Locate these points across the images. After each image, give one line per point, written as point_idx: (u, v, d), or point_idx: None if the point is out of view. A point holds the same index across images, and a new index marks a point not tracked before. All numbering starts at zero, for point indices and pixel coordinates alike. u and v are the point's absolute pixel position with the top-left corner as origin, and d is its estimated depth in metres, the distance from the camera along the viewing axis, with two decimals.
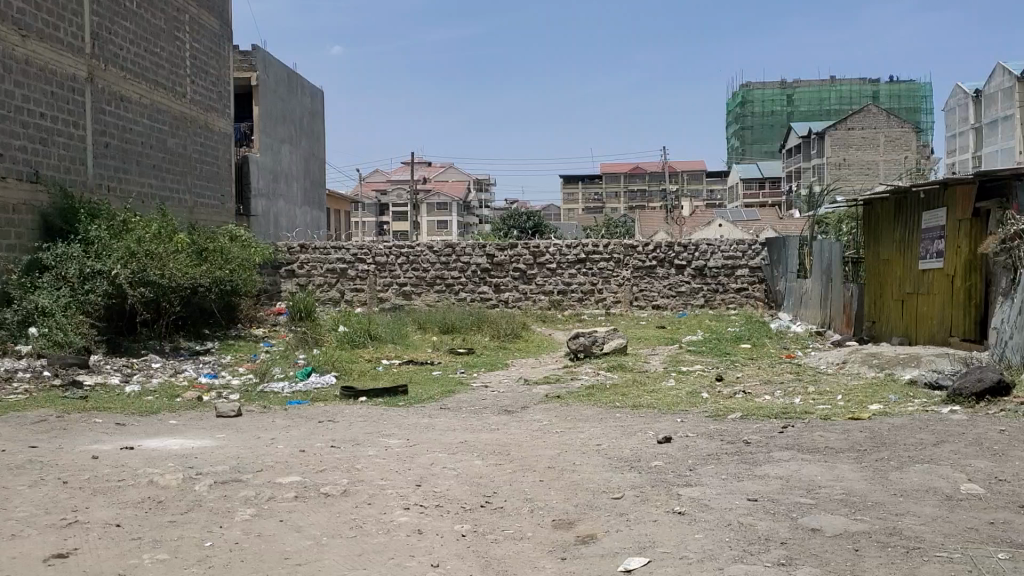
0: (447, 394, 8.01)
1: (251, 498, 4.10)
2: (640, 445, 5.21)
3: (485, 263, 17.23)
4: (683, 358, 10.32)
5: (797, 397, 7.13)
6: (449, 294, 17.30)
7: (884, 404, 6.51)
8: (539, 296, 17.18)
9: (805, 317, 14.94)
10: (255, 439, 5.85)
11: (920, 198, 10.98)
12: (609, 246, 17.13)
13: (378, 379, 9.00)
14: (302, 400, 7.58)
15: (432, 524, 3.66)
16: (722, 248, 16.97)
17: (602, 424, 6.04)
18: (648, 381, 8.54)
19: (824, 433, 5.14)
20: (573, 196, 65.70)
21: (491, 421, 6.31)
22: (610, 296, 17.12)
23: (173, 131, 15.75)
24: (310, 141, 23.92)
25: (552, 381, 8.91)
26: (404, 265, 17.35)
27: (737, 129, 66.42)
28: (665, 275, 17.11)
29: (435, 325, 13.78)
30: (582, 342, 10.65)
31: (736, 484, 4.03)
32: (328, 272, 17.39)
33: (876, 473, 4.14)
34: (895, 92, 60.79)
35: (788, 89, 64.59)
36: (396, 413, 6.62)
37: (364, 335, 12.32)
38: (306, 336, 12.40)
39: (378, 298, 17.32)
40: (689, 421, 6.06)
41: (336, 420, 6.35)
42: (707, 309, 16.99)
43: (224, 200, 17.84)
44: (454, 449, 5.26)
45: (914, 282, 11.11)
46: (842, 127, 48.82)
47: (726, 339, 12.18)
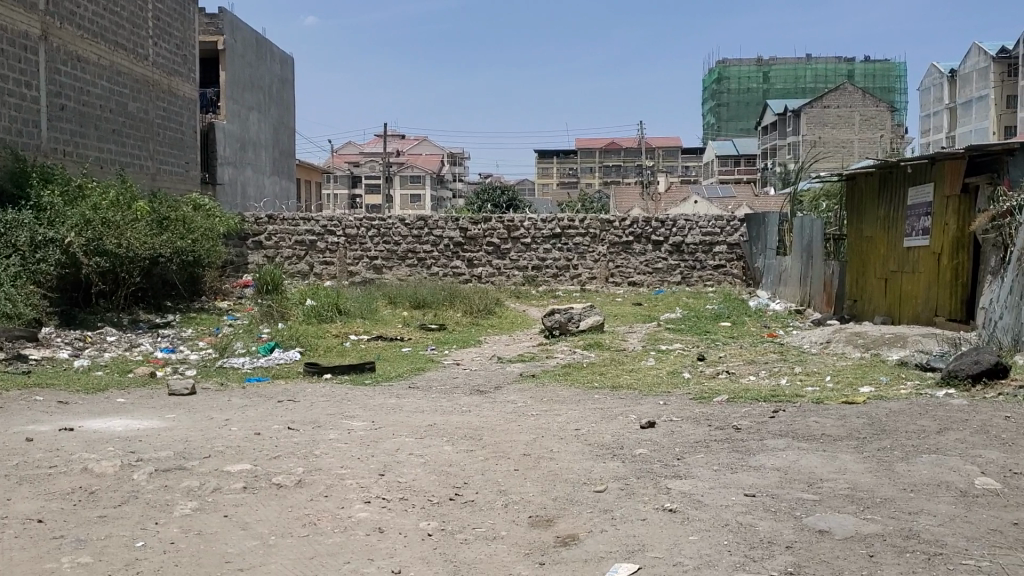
0: (417, 373, 7.62)
1: (195, 489, 3.70)
2: (622, 430, 4.85)
3: (458, 238, 16.79)
4: (662, 336, 9.99)
5: (785, 378, 6.81)
6: (420, 268, 16.86)
7: (876, 387, 6.20)
8: (513, 271, 16.81)
9: (784, 295, 14.67)
10: (207, 420, 5.43)
11: (906, 173, 10.68)
12: (585, 220, 16.75)
13: (345, 356, 8.58)
14: (262, 378, 7.15)
15: (395, 521, 3.28)
16: (700, 224, 16.64)
17: (580, 406, 5.68)
18: (627, 360, 8.19)
19: (819, 418, 4.80)
20: (547, 170, 65.21)
21: (463, 402, 5.93)
22: (585, 272, 16.77)
23: (134, 95, 15.12)
24: (279, 109, 23.26)
25: (527, 359, 8.54)
26: (375, 238, 16.87)
27: (713, 106, 66.11)
28: (642, 251, 16.77)
29: (406, 300, 13.36)
30: (558, 318, 10.28)
31: (730, 477, 3.68)
32: (297, 245, 16.88)
33: (881, 465, 3.81)
34: (871, 71, 60.77)
35: (764, 66, 64.36)
36: (362, 392, 6.21)
37: (332, 310, 11.87)
38: (271, 309, 11.93)
39: (348, 272, 16.87)
40: (673, 404, 5.71)
41: (296, 400, 5.93)
42: (684, 286, 16.68)
43: (189, 168, 17.24)
44: (423, 433, 4.88)
45: (898, 260, 10.84)
46: (819, 105, 48.66)
47: (705, 316, 11.87)
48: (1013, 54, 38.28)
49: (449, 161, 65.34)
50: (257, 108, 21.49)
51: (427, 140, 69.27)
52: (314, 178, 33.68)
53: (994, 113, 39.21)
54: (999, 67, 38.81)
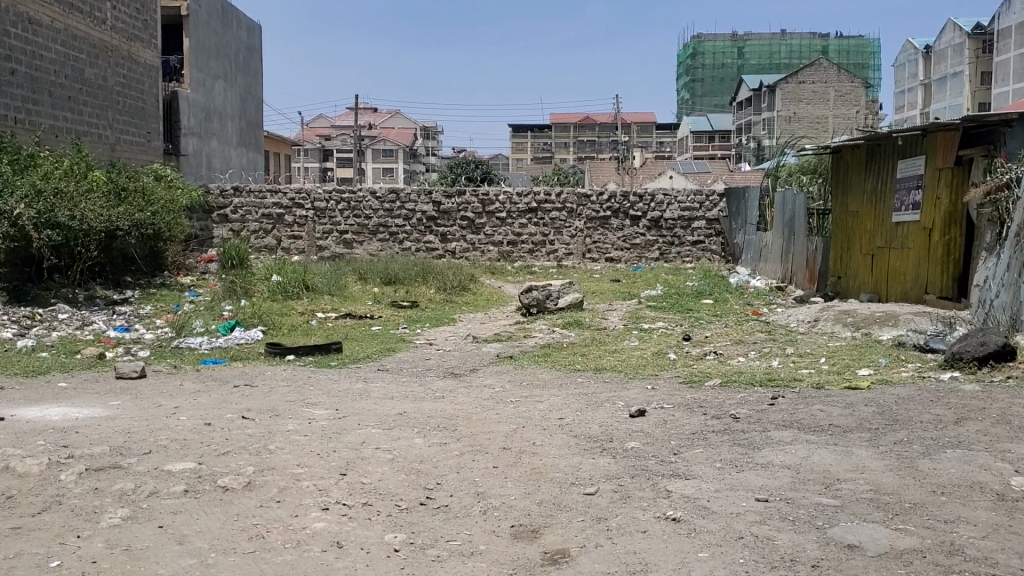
0: (387, 353, 7.16)
1: (128, 493, 3.23)
2: (609, 419, 4.43)
3: (431, 211, 16.28)
4: (644, 314, 9.59)
5: (778, 360, 6.43)
6: (392, 243, 16.36)
7: (875, 369, 5.83)
8: (488, 246, 16.35)
9: (764, 271, 14.34)
10: (155, 408, 4.94)
11: (896, 145, 10.32)
12: (562, 194, 16.28)
13: (311, 336, 8.09)
14: (220, 359, 6.67)
15: (356, 534, 2.84)
16: (679, 198, 16.21)
17: (563, 391, 5.25)
18: (609, 340, 7.79)
19: (824, 406, 4.40)
20: (521, 145, 64.58)
21: (435, 386, 5.49)
22: (562, 247, 16.36)
23: (91, 60, 14.42)
24: (246, 78, 22.50)
25: (504, 339, 8.10)
26: (345, 211, 16.34)
27: (687, 81, 65.68)
28: (619, 226, 16.33)
29: (376, 276, 12.87)
30: (535, 296, 9.85)
31: (736, 477, 3.27)
32: (264, 218, 16.32)
33: (902, 462, 3.42)
34: (845, 47, 60.62)
35: (739, 41, 64.01)
36: (326, 376, 5.75)
37: (299, 287, 11.36)
38: (234, 285, 11.40)
39: (317, 247, 16.36)
40: (662, 389, 5.31)
41: (254, 385, 5.46)
42: (662, 262, 16.30)
43: (150, 138, 16.56)
44: (392, 424, 4.43)
45: (886, 235, 10.50)
46: (793, 80, 48.37)
47: (687, 293, 11.50)
48: (987, 31, 38.15)
49: (421, 135, 64.50)
50: (223, 77, 20.74)
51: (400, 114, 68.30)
52: (283, 151, 32.92)
53: (968, 90, 39.11)
54: (974, 43, 38.67)
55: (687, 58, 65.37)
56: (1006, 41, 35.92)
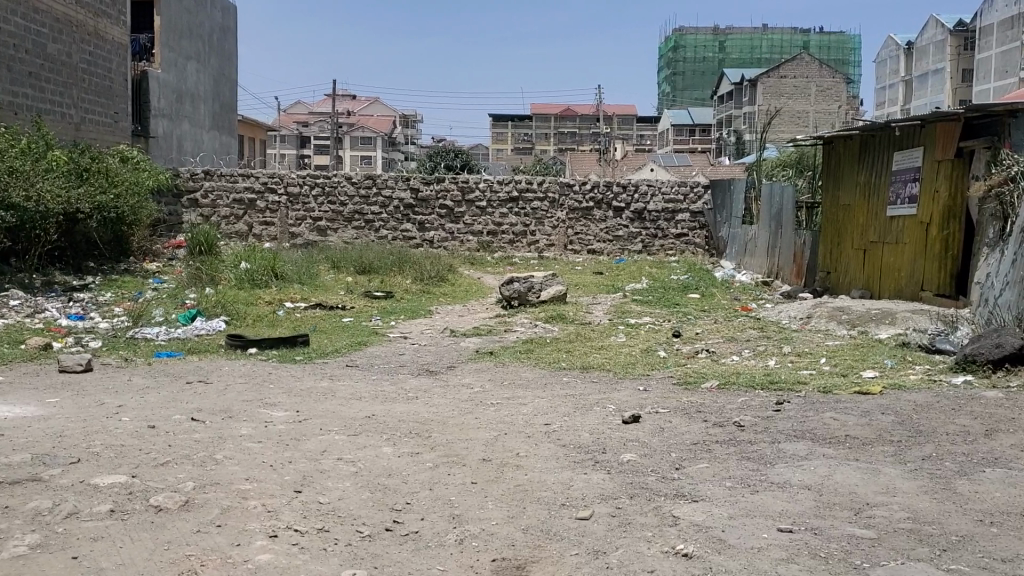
0: (358, 348, 6.70)
1: (43, 513, 2.75)
2: (600, 426, 3.99)
3: (409, 199, 15.79)
4: (630, 308, 9.17)
5: (776, 360, 6.03)
6: (368, 231, 15.87)
7: (881, 371, 5.43)
8: (467, 236, 15.88)
9: (750, 265, 13.96)
10: (95, 407, 4.44)
11: (891, 136, 9.95)
12: (544, 183, 15.82)
13: (276, 327, 7.61)
14: (177, 352, 6.17)
15: (308, 570, 2.38)
16: (663, 190, 15.79)
17: (548, 393, 4.82)
18: (594, 335, 7.35)
19: (837, 414, 3.99)
20: (501, 136, 64.01)
21: (409, 385, 5.03)
22: (543, 238, 15.92)
23: (53, 35, 13.78)
24: (220, 60, 21.84)
25: (483, 333, 7.65)
26: (319, 198, 15.82)
27: (669, 74, 65.32)
28: (602, 217, 15.90)
29: (350, 264, 12.36)
30: (516, 288, 9.41)
31: (751, 500, 2.85)
32: (235, 204, 15.76)
33: (937, 483, 3.01)
34: (825, 43, 60.58)
35: (720, 36, 63.82)
36: (290, 372, 5.27)
37: (269, 276, 10.86)
38: (200, 272, 10.87)
39: (290, 234, 15.84)
40: (656, 391, 4.88)
41: (209, 382, 4.98)
42: (645, 255, 15.88)
43: (118, 118, 15.91)
44: (358, 430, 3.97)
45: (880, 230, 10.13)
46: (775, 75, 48.16)
47: (673, 287, 11.09)
48: (969, 27, 37.97)
49: (400, 124, 63.78)
50: (196, 57, 20.09)
51: (379, 102, 67.48)
52: (258, 137, 32.24)
53: (949, 87, 38.98)
54: (955, 40, 38.52)
55: (669, 52, 65.01)
56: (988, 38, 35.85)
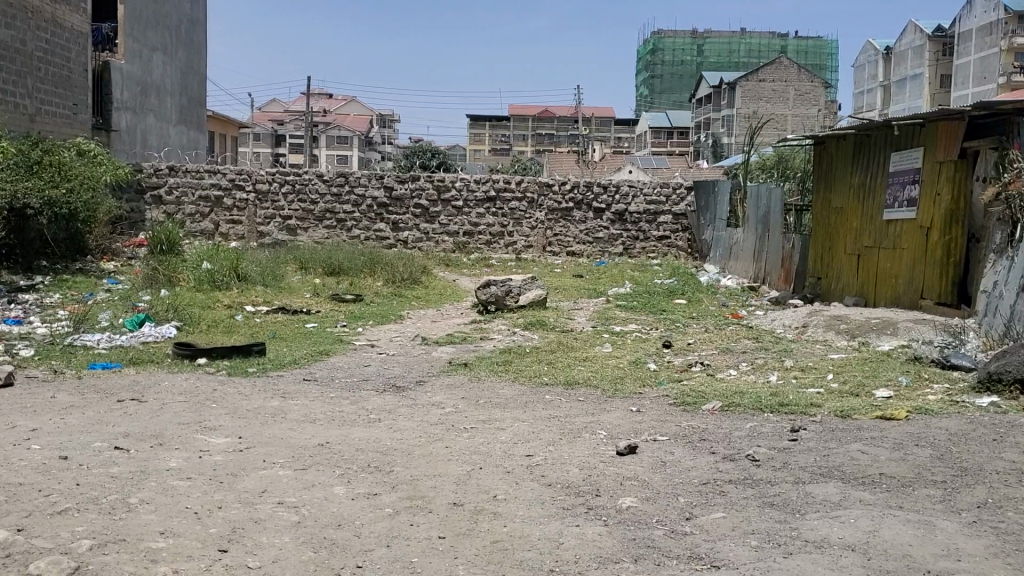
0: (319, 358, 6.10)
1: None
2: (591, 458, 3.43)
3: (382, 197, 15.18)
4: (613, 314, 8.63)
5: (778, 375, 5.50)
6: (340, 231, 15.25)
7: (897, 391, 4.91)
8: (442, 236, 15.29)
9: (735, 269, 13.47)
10: (6, 430, 3.83)
11: (888, 136, 9.48)
12: (522, 183, 15.26)
13: (232, 335, 6.99)
14: (115, 363, 5.54)
15: None
16: (645, 190, 15.28)
17: (530, 415, 4.26)
18: (577, 345, 6.80)
19: (864, 446, 3.45)
20: (478, 136, 63.35)
21: (371, 404, 4.44)
22: (521, 239, 15.36)
23: (6, 20, 13.04)
24: (188, 51, 21.09)
25: (457, 341, 7.07)
26: (289, 195, 15.19)
27: (647, 76, 64.96)
28: (582, 218, 15.36)
29: (319, 265, 11.74)
30: (493, 292, 8.84)
31: (785, 567, 2.29)
32: (200, 201, 15.09)
33: (1007, 543, 2.46)
34: (803, 47, 60.51)
35: (699, 39, 63.60)
36: (239, 388, 4.66)
37: (231, 277, 10.24)
38: (157, 273, 10.21)
39: (258, 233, 15.19)
40: (651, 413, 4.32)
41: (143, 400, 4.36)
42: (626, 258, 15.36)
43: (77, 110, 15.16)
44: (307, 464, 3.39)
45: (876, 234, 9.67)
46: (754, 78, 47.89)
47: (658, 292, 10.56)
48: (948, 33, 37.80)
49: (377, 123, 63.03)
50: (162, 49, 19.34)
51: (355, 101, 66.65)
52: (229, 133, 31.44)
53: (927, 91, 38.66)
54: (934, 45, 38.33)
55: (647, 54, 64.65)
56: (967, 44, 35.66)
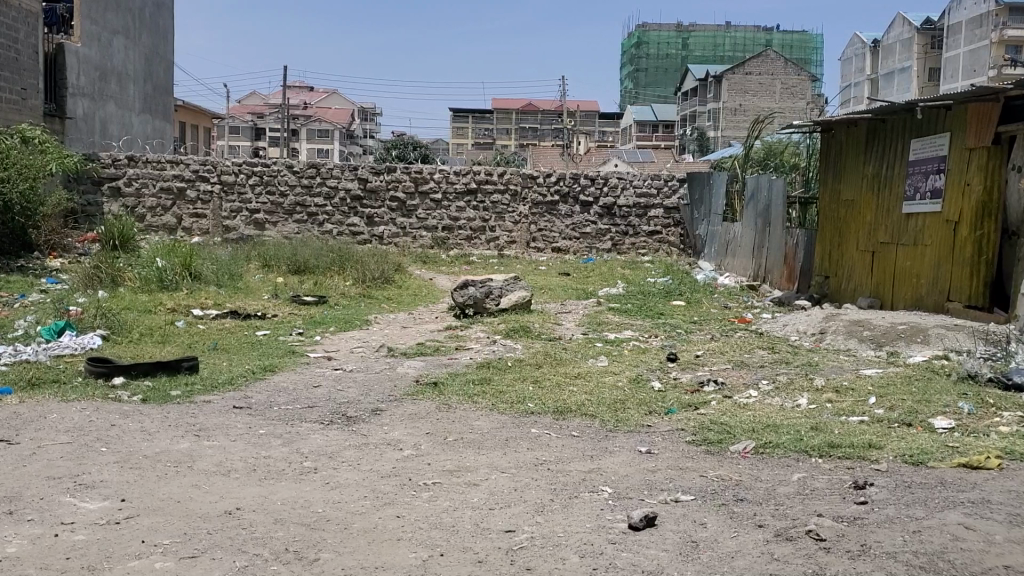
0: (262, 376, 5.11)
1: None
2: (595, 537, 2.50)
3: (356, 190, 14.19)
4: (606, 319, 7.69)
5: (808, 400, 4.59)
6: (311, 225, 14.26)
7: (962, 422, 3.99)
8: (419, 232, 14.30)
9: (732, 267, 12.56)
10: None
11: (909, 121, 8.59)
12: (505, 174, 14.29)
13: (164, 346, 5.99)
14: (8, 386, 4.54)
15: None
16: (634, 182, 14.31)
17: (510, 460, 3.32)
18: (569, 358, 5.86)
19: (966, 519, 2.53)
20: (461, 130, 62.21)
21: (313, 446, 3.49)
22: (503, 234, 14.39)
23: None
24: (153, 37, 19.97)
25: (428, 353, 6.10)
26: (256, 187, 14.17)
27: (631, 70, 63.99)
28: (568, 213, 14.39)
29: (282, 264, 10.76)
30: (471, 294, 7.89)
31: None
32: (162, 193, 14.07)
33: None
34: (788, 42, 59.86)
35: (683, 33, 62.91)
36: (143, 423, 3.68)
37: (182, 277, 9.24)
38: (100, 272, 9.19)
39: (223, 227, 14.19)
40: (668, 458, 3.40)
41: (13, 443, 3.37)
42: (615, 255, 14.40)
43: (26, 95, 13.99)
44: (203, 547, 2.44)
45: (893, 229, 8.80)
46: (740, 71, 47.09)
47: (655, 292, 9.65)
48: (937, 26, 36.82)
49: (359, 116, 61.79)
50: (124, 33, 18.22)
51: (335, 94, 65.33)
52: (203, 124, 30.26)
53: (916, 85, 37.81)
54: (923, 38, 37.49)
55: (632, 47, 63.71)
56: (956, 37, 34.85)
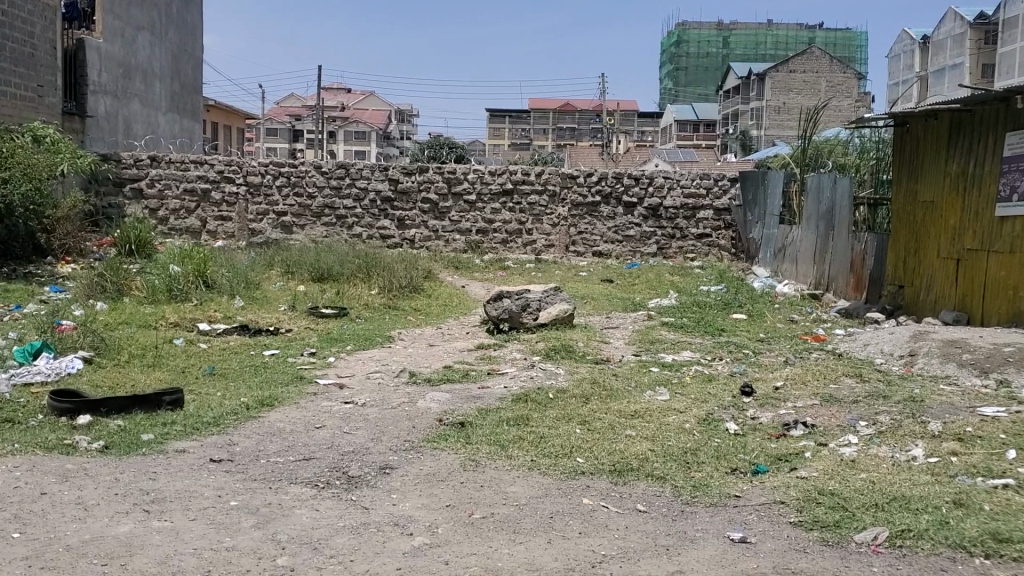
0: (258, 412, 4.30)
1: None
2: None
3: (387, 191, 13.40)
4: (660, 337, 6.77)
5: (927, 454, 3.67)
6: (340, 229, 13.49)
7: None
8: (452, 235, 13.49)
9: (791, 274, 11.57)
10: None
11: (1003, 111, 7.57)
12: (543, 174, 13.38)
13: (152, 372, 5.19)
14: None
15: None
16: (681, 182, 13.31)
17: (557, 557, 2.46)
18: (622, 389, 4.97)
19: None
20: (498, 131, 61.38)
21: (296, 528, 2.64)
22: (541, 238, 13.50)
23: None
24: (181, 34, 19.33)
25: (456, 380, 5.23)
26: (284, 189, 13.44)
27: (671, 69, 62.76)
28: (610, 214, 13.44)
29: (304, 271, 9.99)
30: (506, 306, 7.04)
31: None
32: (185, 195, 13.42)
33: None
34: (832, 40, 58.36)
35: (724, 31, 61.60)
36: (85, 492, 2.85)
37: (192, 287, 8.50)
38: (106, 281, 8.44)
39: (249, 231, 13.48)
40: (771, 555, 2.51)
41: None
42: (660, 259, 13.42)
43: (43, 92, 13.36)
44: None
45: (984, 234, 7.80)
46: (784, 69, 45.72)
47: (712, 303, 8.72)
48: None
49: (396, 117, 61.22)
50: (150, 29, 17.58)
51: (373, 96, 64.79)
52: (236, 125, 29.77)
53: None
54: None
55: (672, 46, 62.46)
56: None
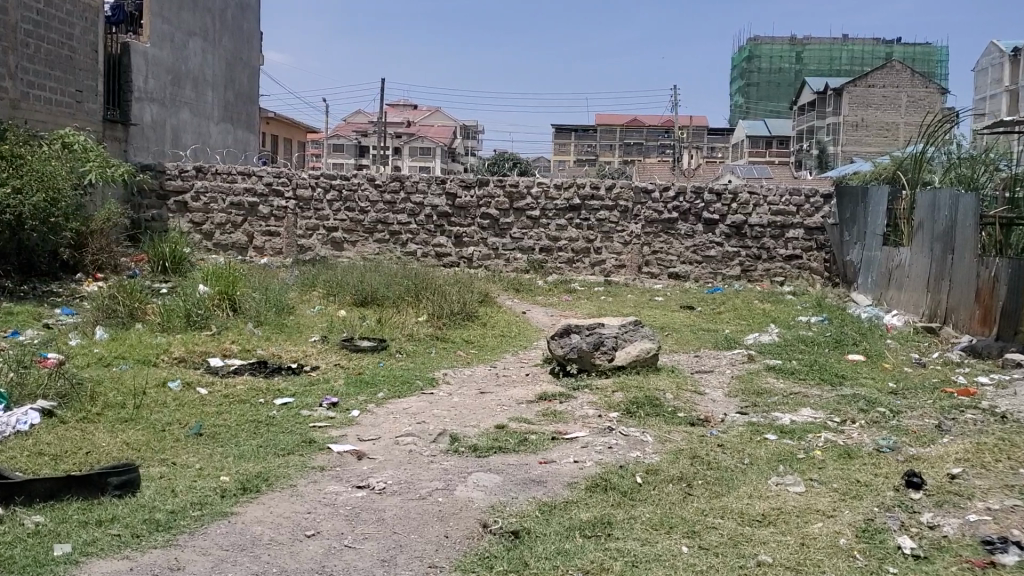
0: (236, 504, 3.11)
1: None
2: None
3: (444, 206, 12.27)
4: (766, 387, 5.41)
5: None
6: (393, 246, 12.39)
7: None
8: (513, 254, 12.30)
9: (900, 303, 9.99)
10: None
11: None
12: (614, 188, 12.07)
13: (125, 431, 4.05)
14: None
15: None
16: (769, 197, 11.88)
17: None
18: (738, 472, 3.64)
19: None
20: (564, 147, 60.06)
21: None
22: (611, 257, 12.19)
23: None
24: (236, 41, 18.56)
25: (510, 450, 3.96)
26: (335, 203, 12.39)
27: (743, 85, 60.87)
28: (689, 232, 12.06)
29: (347, 294, 8.88)
30: (574, 344, 5.79)
31: None
32: (231, 208, 12.46)
33: None
34: (912, 55, 55.88)
35: (798, 46, 59.53)
36: None
37: (215, 312, 7.43)
38: (117, 304, 7.38)
39: (297, 247, 12.46)
40: None
41: None
42: (744, 283, 11.98)
43: (81, 98, 12.55)
44: None
45: None
46: (862, 84, 43.62)
47: (819, 340, 7.32)
48: None
49: (462, 133, 60.44)
50: (202, 35, 16.79)
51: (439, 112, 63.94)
52: (296, 138, 29.08)
53: None
54: None
55: (743, 61, 60.58)
56: None
